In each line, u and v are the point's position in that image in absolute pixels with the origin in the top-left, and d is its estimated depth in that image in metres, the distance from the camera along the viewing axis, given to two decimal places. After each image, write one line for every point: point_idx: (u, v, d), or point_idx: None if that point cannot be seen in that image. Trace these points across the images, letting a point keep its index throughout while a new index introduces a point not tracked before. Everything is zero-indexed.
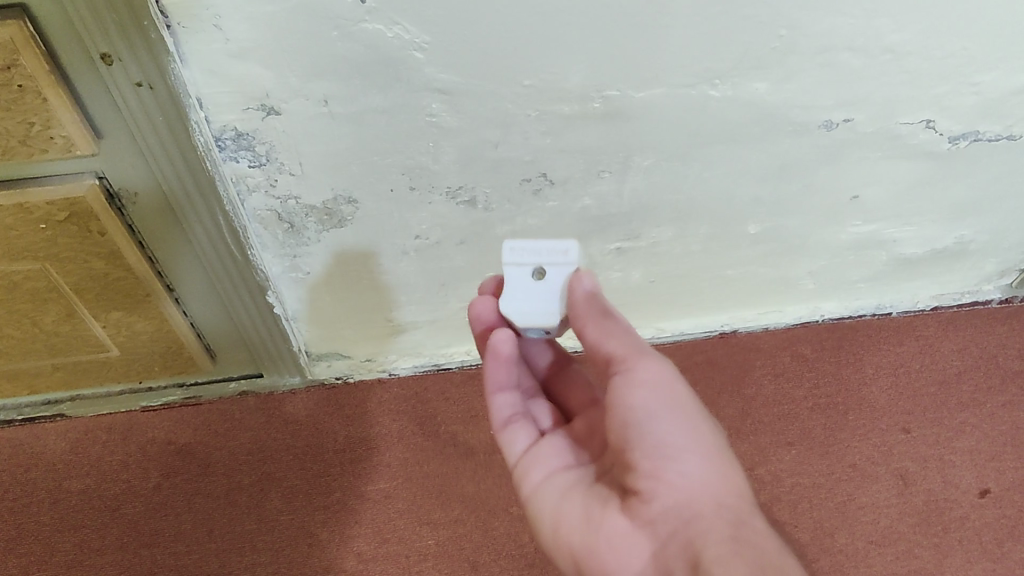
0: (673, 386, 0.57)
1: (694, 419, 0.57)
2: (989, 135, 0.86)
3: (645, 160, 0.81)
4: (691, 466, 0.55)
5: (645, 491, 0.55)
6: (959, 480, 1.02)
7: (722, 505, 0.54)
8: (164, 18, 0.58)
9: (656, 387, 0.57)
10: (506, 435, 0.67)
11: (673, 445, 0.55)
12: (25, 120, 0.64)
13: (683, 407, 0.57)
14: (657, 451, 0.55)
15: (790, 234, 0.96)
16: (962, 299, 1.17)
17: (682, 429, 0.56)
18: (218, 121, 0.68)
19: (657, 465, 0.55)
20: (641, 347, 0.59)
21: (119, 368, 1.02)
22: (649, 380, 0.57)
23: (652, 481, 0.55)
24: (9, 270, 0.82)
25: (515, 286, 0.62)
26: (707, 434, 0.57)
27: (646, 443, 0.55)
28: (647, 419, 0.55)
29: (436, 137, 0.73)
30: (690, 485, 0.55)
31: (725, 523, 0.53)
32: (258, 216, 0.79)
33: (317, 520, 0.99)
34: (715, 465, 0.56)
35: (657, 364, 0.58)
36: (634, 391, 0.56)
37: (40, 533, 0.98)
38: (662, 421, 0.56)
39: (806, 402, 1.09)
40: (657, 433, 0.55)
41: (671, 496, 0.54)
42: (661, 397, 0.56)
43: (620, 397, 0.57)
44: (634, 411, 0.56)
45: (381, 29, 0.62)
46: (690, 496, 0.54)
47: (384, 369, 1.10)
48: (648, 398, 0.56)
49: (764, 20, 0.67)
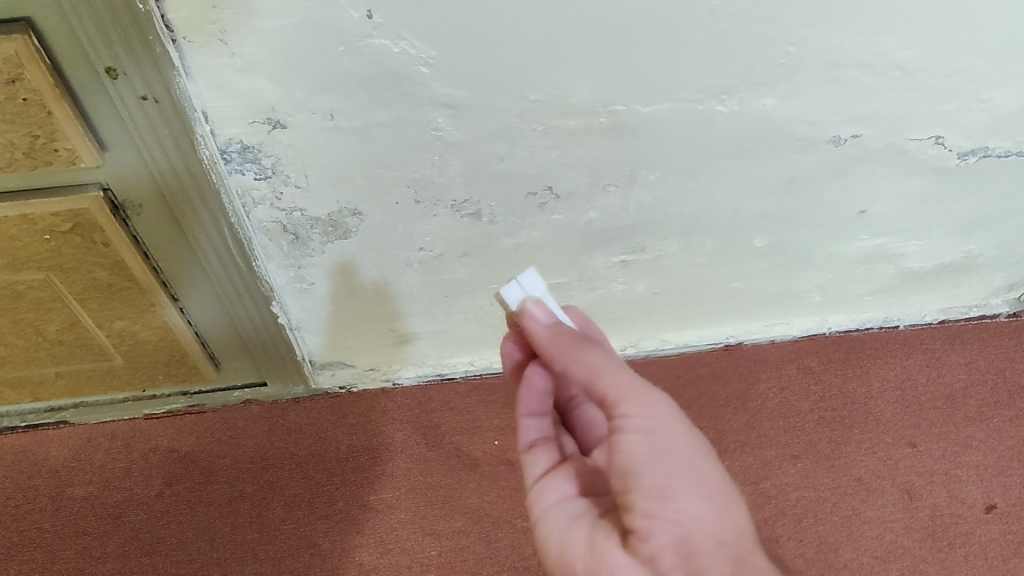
0: (671, 425, 0.56)
1: (692, 458, 0.55)
2: (998, 151, 0.85)
3: (652, 174, 0.80)
4: (688, 505, 0.53)
5: (641, 529, 0.53)
6: (965, 495, 1.01)
7: (723, 543, 0.53)
8: (169, 32, 0.58)
9: (651, 430, 0.55)
10: (529, 458, 0.67)
11: (669, 485, 0.53)
12: (30, 133, 0.63)
13: (681, 448, 0.55)
14: (654, 491, 0.53)
15: (797, 248, 0.96)
16: (970, 312, 1.16)
17: (680, 470, 0.54)
18: (223, 134, 0.68)
19: (654, 505, 0.53)
20: (637, 385, 0.57)
21: (123, 377, 1.02)
22: (642, 424, 0.55)
23: (648, 520, 0.53)
24: (13, 280, 0.82)
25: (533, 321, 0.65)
26: (707, 471, 0.55)
27: (642, 484, 0.53)
28: (642, 462, 0.54)
29: (442, 151, 0.73)
30: (687, 523, 0.53)
31: (724, 562, 0.52)
32: (263, 227, 0.79)
33: (319, 529, 0.98)
34: (714, 502, 0.54)
35: (654, 404, 0.56)
36: (631, 436, 0.55)
37: (42, 541, 0.97)
38: (658, 465, 0.54)
39: (811, 415, 1.08)
40: (653, 477, 0.54)
41: (669, 533, 0.52)
42: (656, 439, 0.55)
43: (618, 443, 0.55)
44: (630, 455, 0.54)
45: (387, 44, 0.62)
46: (688, 532, 0.53)
47: (388, 378, 1.09)
48: (642, 442, 0.54)
49: (771, 37, 0.67)
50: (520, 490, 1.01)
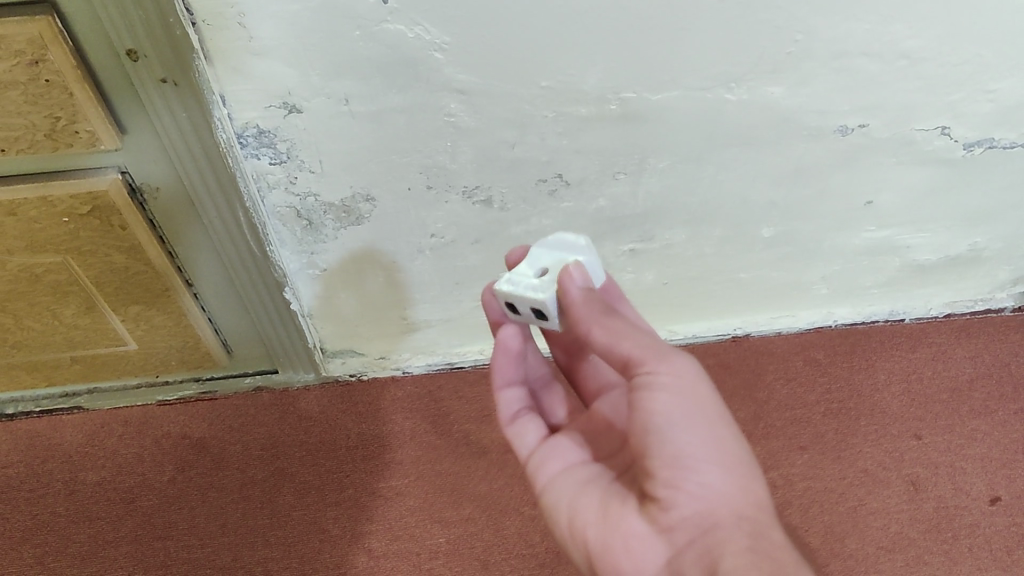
0: (696, 387, 0.55)
1: (716, 425, 0.55)
2: (1004, 143, 0.86)
3: (660, 162, 0.81)
4: (711, 478, 0.54)
5: (663, 499, 0.54)
6: (969, 487, 1.02)
7: (743, 518, 0.54)
8: (189, 15, 0.59)
9: (676, 389, 0.54)
10: (515, 429, 0.69)
11: (693, 456, 0.53)
12: (51, 115, 0.65)
13: (706, 414, 0.54)
14: (676, 460, 0.53)
15: (805, 240, 0.97)
16: (975, 306, 1.18)
17: (702, 439, 0.54)
18: (240, 117, 0.69)
19: (676, 475, 0.54)
20: (658, 346, 0.55)
21: (137, 362, 1.03)
22: (669, 383, 0.54)
23: (669, 490, 0.54)
24: (32, 263, 0.83)
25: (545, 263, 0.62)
26: (729, 440, 0.55)
27: (665, 452, 0.53)
28: (667, 426, 0.53)
29: (454, 137, 0.74)
30: (709, 496, 0.54)
31: (743, 536, 0.53)
32: (277, 212, 0.80)
33: (329, 516, 0.99)
34: (735, 474, 0.55)
35: (679, 363, 0.55)
36: (656, 398, 0.54)
37: (55, 524, 0.99)
38: (682, 431, 0.53)
39: (818, 407, 1.09)
40: (676, 444, 0.53)
41: (691, 506, 0.54)
42: (682, 402, 0.54)
43: (642, 401, 0.54)
44: (654, 415, 0.54)
45: (403, 29, 0.63)
46: (710, 505, 0.54)
47: (397, 366, 1.11)
48: (670, 403, 0.53)
49: (780, 25, 0.68)
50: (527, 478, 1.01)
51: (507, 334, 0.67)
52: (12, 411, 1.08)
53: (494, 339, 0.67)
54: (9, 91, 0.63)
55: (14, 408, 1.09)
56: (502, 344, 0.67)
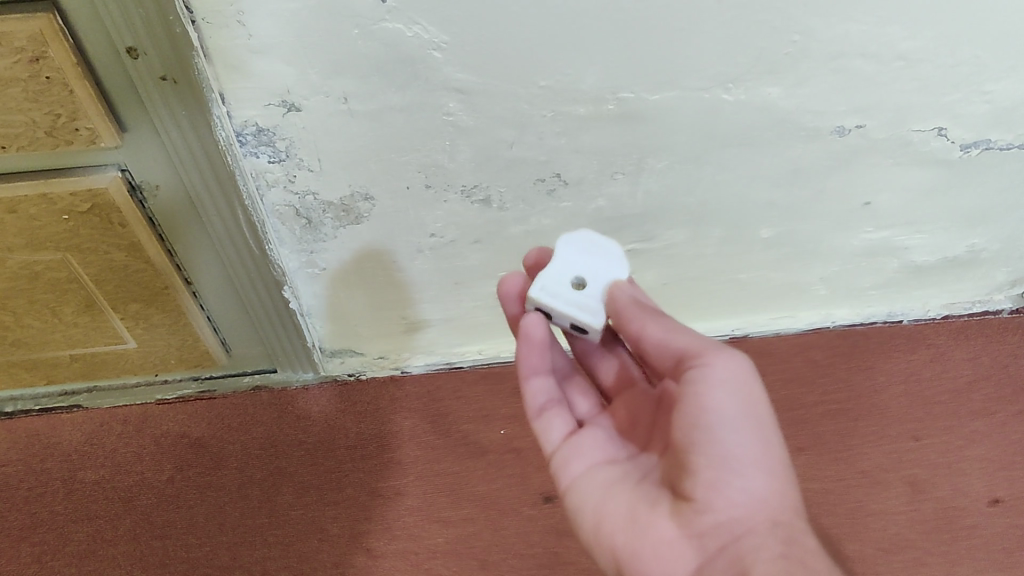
0: (749, 388, 0.57)
1: (763, 431, 0.57)
2: (1001, 144, 0.86)
3: (659, 162, 0.81)
4: (752, 483, 0.56)
5: (699, 500, 0.56)
6: (968, 489, 1.02)
7: (777, 524, 0.56)
8: (189, 13, 0.60)
9: (730, 386, 0.57)
10: (542, 423, 0.68)
11: (739, 458, 0.56)
12: (51, 112, 0.65)
13: (756, 417, 0.57)
14: (722, 461, 0.56)
15: (803, 240, 0.97)
16: (973, 307, 1.18)
17: (749, 442, 0.57)
18: (239, 116, 0.69)
19: (719, 476, 0.56)
20: (716, 346, 0.59)
21: (136, 360, 1.04)
22: (725, 379, 0.57)
23: (708, 492, 0.56)
24: (31, 260, 0.83)
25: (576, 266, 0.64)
26: (773, 448, 0.58)
27: (712, 451, 0.56)
28: (719, 425, 0.56)
29: (453, 136, 0.74)
30: (747, 500, 0.56)
31: (777, 542, 0.55)
32: (276, 211, 0.80)
33: (328, 515, 0.99)
34: (775, 483, 0.57)
35: (734, 362, 0.58)
36: (710, 392, 0.56)
37: (54, 523, 0.99)
38: (733, 431, 0.56)
39: (816, 407, 1.09)
40: (725, 443, 0.56)
41: (727, 511, 0.55)
42: (735, 401, 0.57)
43: (696, 395, 0.57)
44: (708, 411, 0.56)
45: (401, 28, 0.63)
46: (746, 511, 0.55)
47: (397, 366, 1.11)
48: (725, 401, 0.56)
49: (777, 26, 0.68)
50: (526, 478, 1.02)
51: (532, 325, 0.63)
52: (11, 409, 1.08)
53: (518, 329, 0.64)
54: (9, 88, 0.63)
55: (14, 406, 1.08)
56: (524, 334, 0.64)
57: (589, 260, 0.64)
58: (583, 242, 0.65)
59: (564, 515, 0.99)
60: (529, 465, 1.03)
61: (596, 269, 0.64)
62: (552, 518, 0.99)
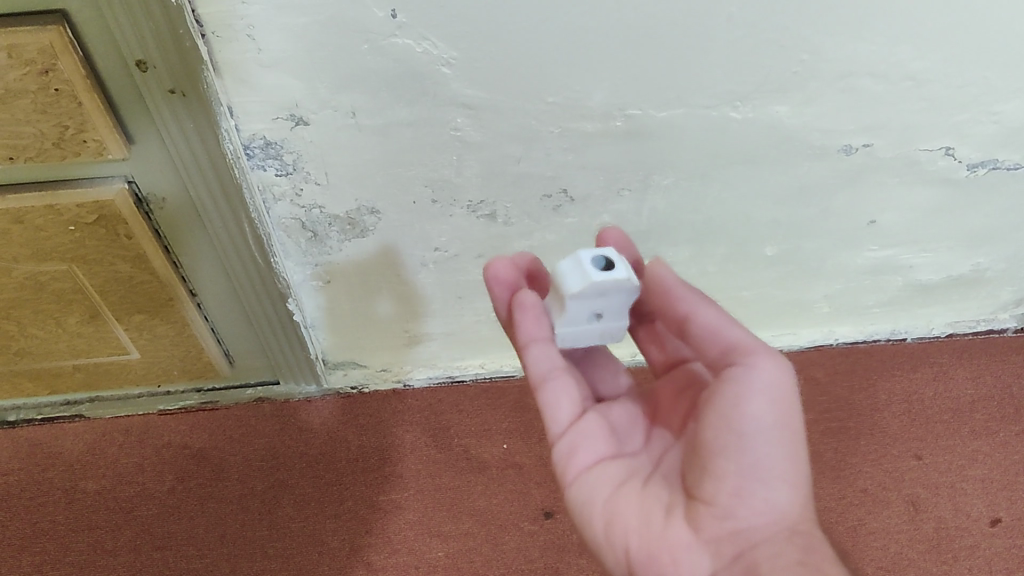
0: (789, 395, 0.54)
1: (796, 442, 0.55)
2: (1008, 164, 0.86)
3: (665, 179, 0.81)
4: (777, 494, 0.54)
5: (721, 506, 0.53)
6: (970, 508, 1.02)
7: (796, 533, 0.53)
8: (199, 27, 0.60)
9: (771, 394, 0.53)
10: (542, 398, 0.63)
11: (768, 468, 0.53)
12: (60, 123, 0.65)
13: (790, 428, 0.54)
14: (750, 470, 0.53)
15: (807, 257, 0.97)
16: (977, 326, 1.18)
17: (782, 453, 0.54)
18: (248, 129, 0.69)
19: (744, 485, 0.53)
20: (763, 346, 0.55)
21: (139, 371, 1.04)
22: (768, 385, 0.53)
23: (732, 499, 0.53)
24: (35, 271, 0.83)
25: (587, 307, 0.58)
26: (803, 457, 0.55)
27: (744, 459, 0.53)
28: (756, 433, 0.53)
29: (460, 151, 0.74)
30: (768, 509, 0.53)
31: (794, 549, 0.52)
32: (282, 224, 0.80)
33: (328, 528, 0.99)
34: (799, 491, 0.54)
35: (782, 368, 0.55)
36: (752, 397, 0.53)
37: (54, 532, 0.99)
38: (767, 441, 0.53)
39: (819, 425, 1.09)
40: (758, 453, 0.53)
41: (748, 518, 0.53)
42: (775, 409, 0.53)
43: (735, 397, 0.53)
44: (744, 416, 0.53)
45: (411, 44, 0.63)
46: (765, 520, 0.53)
47: (399, 379, 1.11)
48: (764, 408, 0.53)
49: (786, 45, 0.68)
50: (526, 493, 1.02)
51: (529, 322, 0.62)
52: (12, 419, 1.08)
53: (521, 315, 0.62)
54: (19, 100, 0.63)
55: (15, 416, 1.08)
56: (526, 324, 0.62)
57: (602, 298, 0.58)
58: (601, 284, 0.56)
59: (564, 531, 0.98)
60: (530, 480, 1.03)
61: (609, 301, 0.58)
62: (552, 534, 0.98)
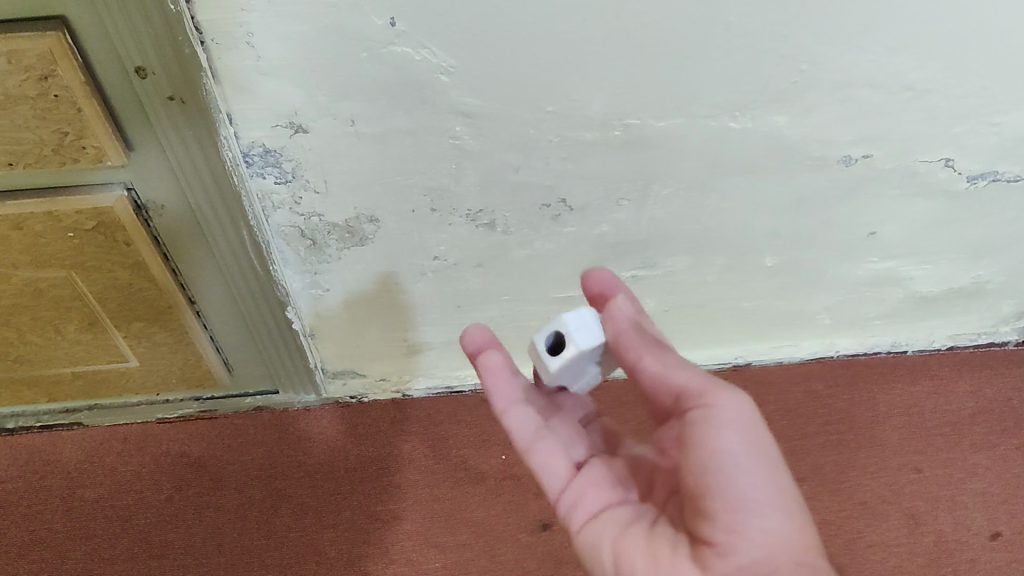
0: (751, 424, 0.54)
1: (777, 471, 0.53)
2: (1008, 176, 0.86)
3: (664, 189, 0.81)
4: (774, 524, 0.52)
5: (721, 544, 0.52)
6: (970, 522, 1.01)
7: (801, 564, 0.52)
8: (199, 34, 0.60)
9: (735, 426, 0.53)
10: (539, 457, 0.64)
11: (756, 500, 0.52)
12: (60, 130, 0.65)
13: (768, 458, 0.53)
14: (740, 504, 0.52)
15: (807, 269, 0.97)
16: (978, 339, 1.17)
17: (767, 484, 0.53)
18: (247, 137, 0.69)
19: (738, 520, 0.52)
20: (718, 382, 0.56)
21: (138, 379, 1.04)
22: (730, 420, 0.53)
23: (730, 535, 0.52)
24: (34, 278, 0.83)
25: (573, 370, 0.61)
26: (791, 486, 0.54)
27: (728, 494, 0.52)
28: (731, 466, 0.52)
29: (460, 159, 0.74)
30: (769, 541, 0.52)
31: None
32: (282, 232, 0.80)
33: (326, 537, 0.99)
34: (796, 520, 0.53)
35: (741, 402, 0.55)
36: (718, 431, 0.53)
37: (52, 540, 0.99)
38: (746, 473, 0.52)
39: (817, 437, 1.09)
40: (740, 485, 0.52)
41: (750, 552, 0.51)
42: (744, 441, 0.53)
43: (703, 435, 0.53)
44: (717, 453, 0.52)
45: (409, 52, 0.63)
46: (769, 552, 0.52)
47: (399, 390, 1.11)
48: (732, 440, 0.53)
49: (786, 54, 0.68)
50: (524, 505, 1.01)
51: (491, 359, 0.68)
52: (12, 426, 1.08)
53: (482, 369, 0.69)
54: (18, 105, 0.63)
55: (14, 423, 1.08)
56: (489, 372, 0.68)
57: (576, 364, 0.59)
58: (561, 363, 0.59)
59: (561, 542, 0.98)
60: (527, 492, 1.02)
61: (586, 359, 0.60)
62: (550, 545, 0.98)
